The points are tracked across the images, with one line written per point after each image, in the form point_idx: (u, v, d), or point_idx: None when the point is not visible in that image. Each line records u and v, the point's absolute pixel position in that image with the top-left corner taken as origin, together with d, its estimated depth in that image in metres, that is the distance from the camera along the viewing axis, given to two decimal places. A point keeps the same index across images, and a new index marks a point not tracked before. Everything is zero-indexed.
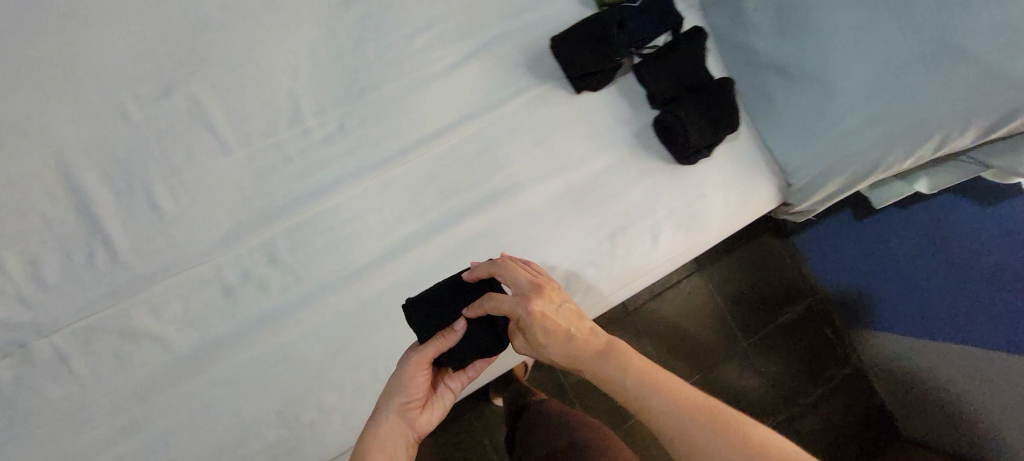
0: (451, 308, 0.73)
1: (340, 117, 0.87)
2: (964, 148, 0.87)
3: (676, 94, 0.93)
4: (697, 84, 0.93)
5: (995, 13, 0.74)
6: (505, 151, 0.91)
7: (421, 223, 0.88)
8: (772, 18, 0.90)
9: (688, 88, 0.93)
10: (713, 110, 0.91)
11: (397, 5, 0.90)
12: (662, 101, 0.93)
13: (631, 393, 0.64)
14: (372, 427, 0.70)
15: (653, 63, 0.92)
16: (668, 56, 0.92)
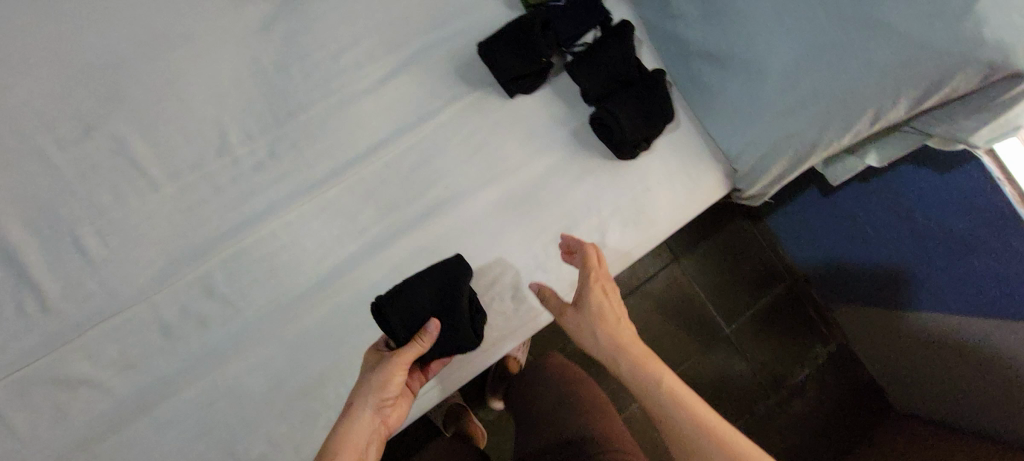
0: (425, 305, 0.78)
1: (270, 142, 0.86)
2: (901, 120, 0.86)
3: (610, 88, 0.91)
4: (631, 76, 0.91)
5: None
6: (441, 162, 0.90)
7: (360, 243, 0.86)
8: (697, 6, 0.89)
9: (622, 81, 0.91)
10: (649, 104, 0.90)
11: (320, 24, 0.89)
12: (596, 96, 0.92)
13: (653, 386, 0.71)
14: (347, 427, 0.70)
15: (585, 60, 0.91)
16: (600, 53, 0.91)
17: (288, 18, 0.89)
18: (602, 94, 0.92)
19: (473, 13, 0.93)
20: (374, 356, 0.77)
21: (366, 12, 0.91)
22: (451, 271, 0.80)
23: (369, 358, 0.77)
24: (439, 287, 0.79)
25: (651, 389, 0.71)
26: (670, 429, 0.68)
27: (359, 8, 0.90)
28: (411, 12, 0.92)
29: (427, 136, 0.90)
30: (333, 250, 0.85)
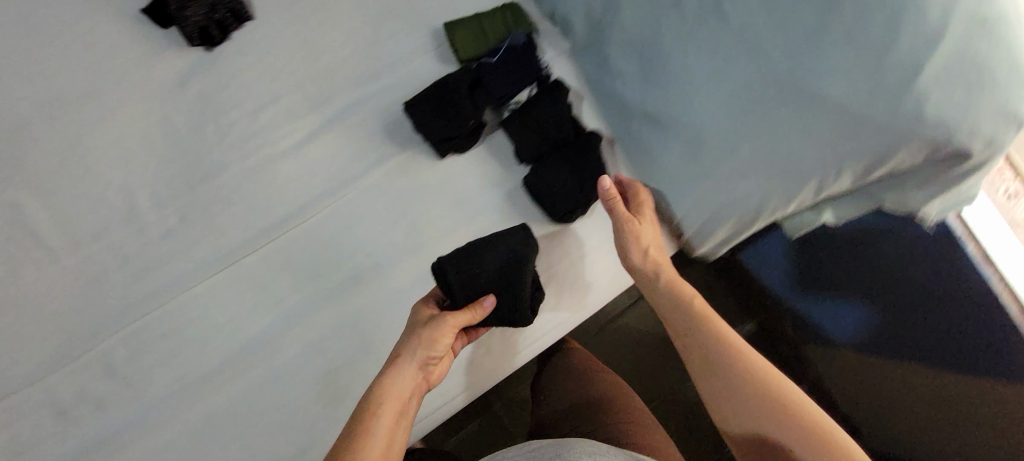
0: (486, 258, 0.75)
1: (181, 208, 0.81)
2: (848, 189, 0.81)
3: (543, 151, 0.86)
4: (565, 138, 0.87)
5: (846, 53, 0.68)
6: (365, 229, 0.85)
7: (274, 316, 0.81)
8: (634, 65, 0.84)
9: (556, 143, 0.87)
10: (584, 169, 0.85)
11: (237, 80, 0.84)
12: (529, 158, 0.86)
13: (704, 325, 0.72)
14: (387, 388, 0.67)
15: (518, 121, 0.86)
16: (534, 114, 0.86)
17: (203, 74, 0.83)
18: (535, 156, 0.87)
19: (402, 67, 0.88)
20: (426, 313, 0.73)
21: (287, 67, 0.86)
22: (516, 239, 0.77)
23: (422, 309, 0.74)
24: (507, 260, 0.75)
25: (703, 329, 0.72)
26: (711, 370, 0.70)
27: (280, 63, 0.85)
28: (337, 67, 0.87)
29: (351, 201, 0.85)
30: (243, 324, 0.80)
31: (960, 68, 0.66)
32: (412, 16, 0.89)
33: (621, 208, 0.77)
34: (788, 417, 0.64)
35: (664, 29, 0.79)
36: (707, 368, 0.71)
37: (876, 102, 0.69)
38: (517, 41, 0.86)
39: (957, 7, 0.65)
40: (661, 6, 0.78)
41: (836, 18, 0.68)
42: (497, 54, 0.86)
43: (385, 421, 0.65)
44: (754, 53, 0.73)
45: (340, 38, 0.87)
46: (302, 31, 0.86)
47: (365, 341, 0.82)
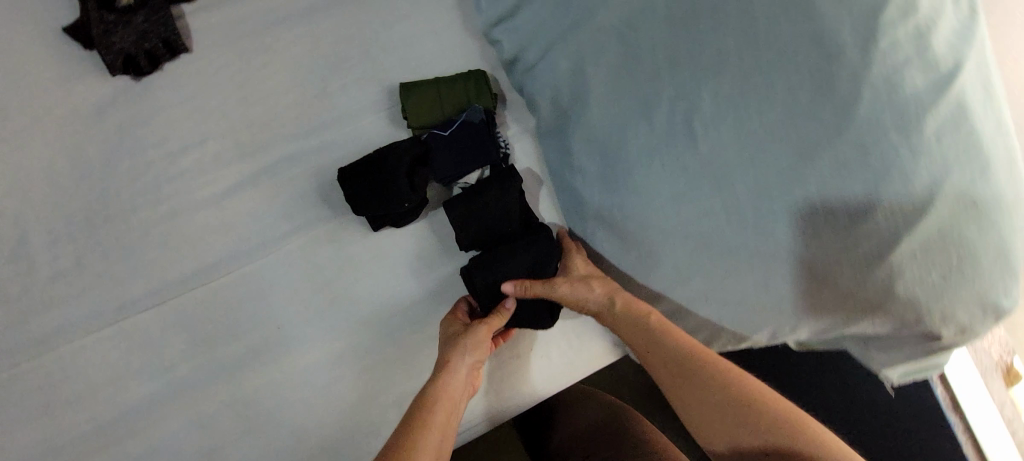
0: (528, 254, 0.76)
1: (76, 251, 0.73)
2: (809, 340, 0.72)
3: (487, 242, 0.78)
4: (514, 232, 0.79)
5: (817, 211, 0.61)
6: (279, 298, 0.77)
7: (162, 382, 0.73)
8: (596, 166, 0.73)
9: (503, 235, 0.78)
10: (530, 269, 0.76)
11: (161, 116, 0.76)
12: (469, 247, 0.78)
13: (669, 343, 0.71)
14: (442, 387, 0.68)
15: (461, 204, 0.75)
16: (481, 198, 0.76)
17: (123, 105, 0.75)
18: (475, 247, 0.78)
19: (347, 125, 0.80)
20: (456, 321, 0.75)
21: (219, 108, 0.77)
22: (551, 250, 0.77)
23: (456, 318, 0.75)
24: (530, 268, 0.76)
25: (672, 345, 0.71)
26: (687, 383, 0.69)
27: (212, 103, 0.77)
28: (275, 114, 0.79)
29: (265, 266, 0.77)
30: (125, 389, 0.72)
31: (939, 248, 0.59)
32: (368, 70, 0.81)
33: (543, 287, 0.74)
34: (777, 422, 0.62)
35: (631, 136, 0.69)
36: (689, 375, 0.69)
37: (842, 267, 0.62)
38: (473, 117, 0.78)
39: (946, 183, 0.57)
40: (631, 111, 0.69)
41: (812, 171, 0.61)
42: (451, 127, 0.78)
43: (441, 418, 0.65)
44: (721, 188, 0.65)
45: (283, 83, 0.79)
46: (241, 71, 0.78)
47: (258, 423, 0.75)
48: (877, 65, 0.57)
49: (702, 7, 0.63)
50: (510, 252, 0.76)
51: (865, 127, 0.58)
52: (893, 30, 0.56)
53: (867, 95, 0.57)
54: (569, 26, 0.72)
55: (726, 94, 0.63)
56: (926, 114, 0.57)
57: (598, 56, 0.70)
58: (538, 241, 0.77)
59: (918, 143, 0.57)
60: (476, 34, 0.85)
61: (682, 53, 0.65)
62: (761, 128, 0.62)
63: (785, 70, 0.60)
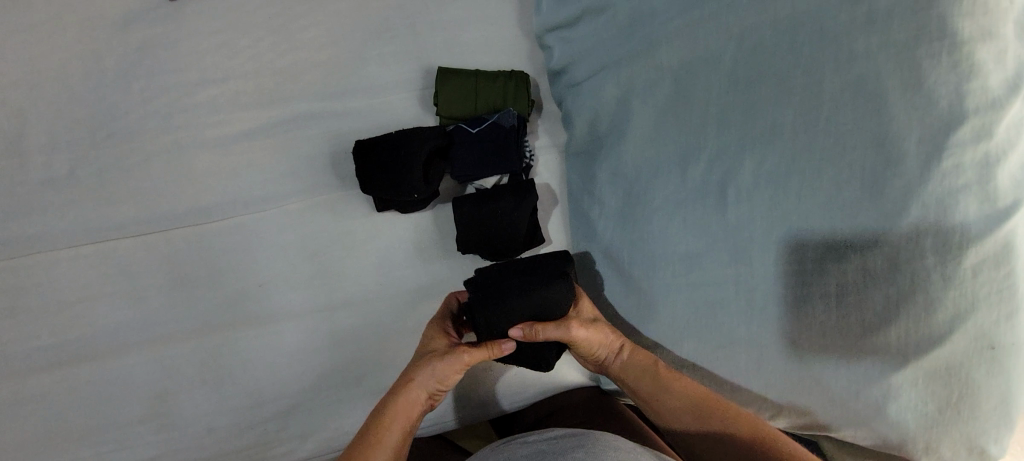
0: (536, 293, 0.67)
1: (72, 160, 0.71)
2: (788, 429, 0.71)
3: (501, 268, 0.70)
4: (535, 266, 0.70)
5: (829, 312, 0.59)
6: (266, 255, 0.74)
7: (130, 313, 0.71)
8: (618, 202, 0.72)
9: (521, 265, 0.71)
10: (541, 308, 0.67)
11: (189, 43, 0.73)
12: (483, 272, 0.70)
13: (674, 392, 0.68)
14: (397, 405, 0.64)
15: (466, 206, 0.72)
16: (488, 204, 0.72)
17: (150, 23, 0.72)
18: (489, 271, 0.70)
19: (375, 97, 0.77)
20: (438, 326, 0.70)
21: (247, 49, 0.74)
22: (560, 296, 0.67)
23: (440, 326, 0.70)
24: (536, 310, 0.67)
25: (678, 391, 0.68)
26: (692, 421, 0.67)
27: (243, 41, 0.74)
28: (303, 68, 0.75)
29: (261, 220, 0.74)
30: (92, 313, 0.70)
31: (942, 382, 0.57)
32: (408, 45, 0.78)
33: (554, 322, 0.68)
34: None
35: (660, 186, 0.67)
36: (694, 418, 0.67)
37: (838, 374, 0.60)
38: (505, 121, 0.75)
39: (967, 321, 0.55)
40: (667, 160, 0.66)
41: (836, 271, 0.58)
42: (480, 125, 0.75)
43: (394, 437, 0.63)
44: (737, 261, 0.63)
45: (319, 38, 0.76)
46: (279, 16, 0.75)
47: (218, 376, 0.72)
48: (932, 185, 0.53)
49: (767, 70, 0.58)
50: (522, 285, 0.67)
51: (902, 244, 0.55)
52: (959, 152, 0.52)
53: (913, 214, 0.54)
54: (625, 55, 0.68)
55: (769, 169, 0.60)
56: (968, 247, 0.53)
57: (646, 95, 0.67)
58: (558, 282, 0.67)
59: (951, 274, 0.54)
60: (528, 34, 0.81)
61: (734, 114, 0.61)
62: (795, 214, 0.59)
63: (836, 162, 0.56)
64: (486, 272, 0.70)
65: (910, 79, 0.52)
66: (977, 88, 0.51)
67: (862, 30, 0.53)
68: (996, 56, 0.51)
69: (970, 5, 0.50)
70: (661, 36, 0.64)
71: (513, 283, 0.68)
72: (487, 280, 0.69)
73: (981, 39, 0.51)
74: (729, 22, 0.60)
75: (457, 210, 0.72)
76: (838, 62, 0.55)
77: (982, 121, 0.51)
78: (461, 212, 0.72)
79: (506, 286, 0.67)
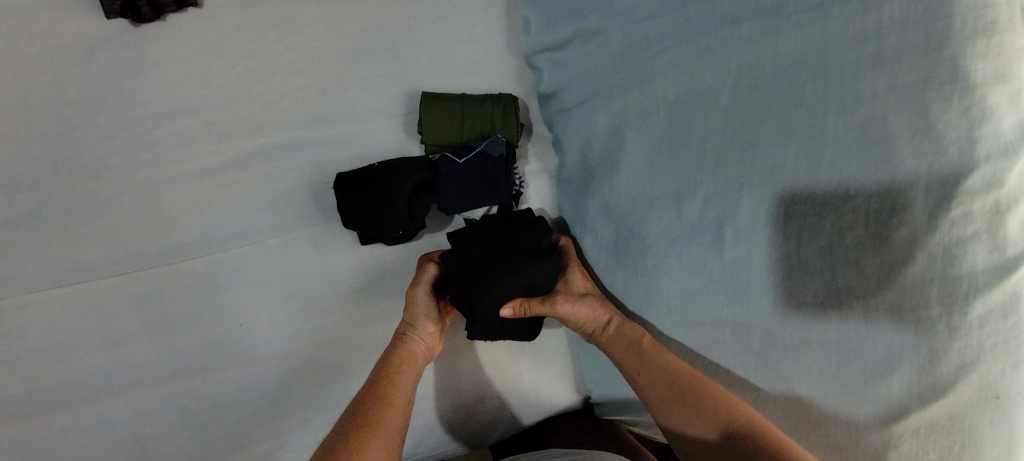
0: (524, 270, 0.62)
1: (36, 199, 0.67)
2: None
3: (481, 241, 0.64)
4: (518, 237, 0.64)
5: (829, 358, 0.56)
6: (244, 293, 0.71)
7: (103, 357, 0.68)
8: (610, 234, 0.66)
9: (504, 236, 0.64)
10: (529, 284, 0.63)
11: (157, 72, 0.69)
12: (460, 241, 0.64)
13: (658, 367, 0.60)
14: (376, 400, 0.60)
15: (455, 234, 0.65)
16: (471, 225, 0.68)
17: (115, 51, 0.69)
18: (467, 240, 0.64)
19: (356, 124, 0.73)
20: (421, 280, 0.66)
21: (220, 76, 0.71)
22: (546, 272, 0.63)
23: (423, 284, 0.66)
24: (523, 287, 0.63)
25: (657, 369, 0.60)
26: (674, 406, 0.58)
27: (215, 69, 0.70)
28: (279, 95, 0.72)
29: (239, 256, 0.71)
30: (66, 358, 0.67)
31: (945, 432, 0.55)
32: (390, 68, 0.74)
33: (537, 305, 0.64)
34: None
35: (655, 220, 0.62)
36: (674, 399, 0.58)
37: (839, 421, 0.57)
38: (495, 150, 0.72)
39: (972, 372, 0.53)
40: (662, 194, 0.61)
41: (837, 317, 0.56)
42: (468, 154, 0.72)
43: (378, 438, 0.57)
44: (736, 303, 0.59)
45: (295, 63, 0.72)
46: (252, 40, 0.71)
47: (196, 419, 0.70)
48: (941, 232, 0.51)
49: (767, 108, 0.56)
50: (510, 265, 0.62)
51: (906, 292, 0.53)
52: (969, 199, 0.50)
53: (918, 262, 0.52)
54: (619, 82, 0.63)
55: (768, 210, 0.56)
56: (975, 297, 0.52)
57: (641, 125, 0.62)
58: (546, 259, 0.63)
59: (957, 324, 0.52)
60: (517, 54, 0.78)
61: (734, 151, 0.57)
62: (796, 257, 0.56)
63: (838, 207, 0.54)
64: (463, 242, 0.64)
65: (918, 123, 0.51)
66: (988, 133, 0.50)
67: (869, 71, 0.51)
68: (1008, 99, 0.50)
69: (983, 48, 0.49)
70: (656, 66, 0.60)
71: (499, 261, 0.63)
72: (467, 252, 0.64)
73: (993, 82, 0.49)
74: (729, 56, 0.56)
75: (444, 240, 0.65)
76: (842, 104, 0.52)
77: (993, 167, 0.50)
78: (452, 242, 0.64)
79: (490, 263, 0.62)
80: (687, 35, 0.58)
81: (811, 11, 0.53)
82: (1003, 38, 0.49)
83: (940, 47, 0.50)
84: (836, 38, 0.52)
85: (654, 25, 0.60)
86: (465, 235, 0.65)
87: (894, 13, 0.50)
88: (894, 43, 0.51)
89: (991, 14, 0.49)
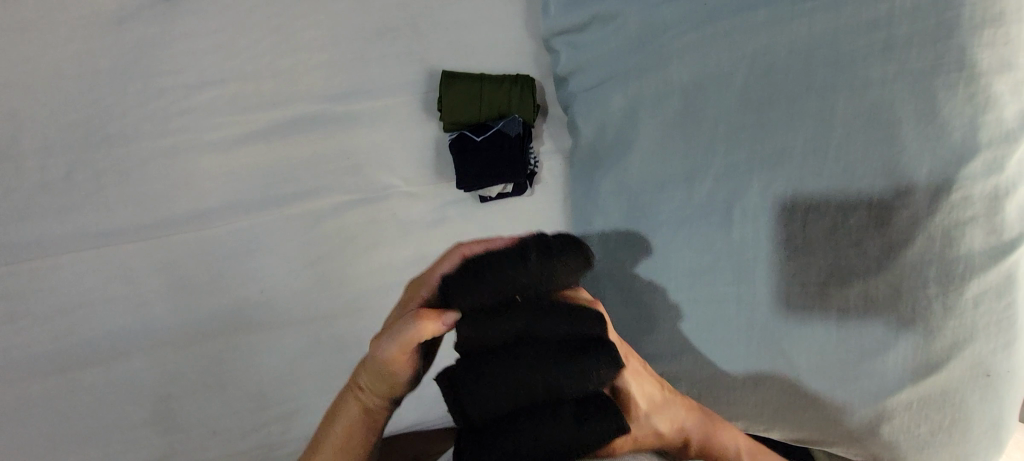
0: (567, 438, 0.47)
1: (68, 163, 0.70)
2: (789, 446, 0.69)
3: (499, 378, 0.46)
4: (561, 378, 0.47)
5: (830, 335, 0.59)
6: (266, 261, 0.73)
7: (130, 318, 0.71)
8: (622, 212, 0.68)
9: (539, 372, 0.47)
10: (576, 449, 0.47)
11: (184, 43, 0.72)
12: (473, 350, 0.47)
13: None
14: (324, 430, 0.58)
15: (470, 327, 0.46)
16: (510, 271, 0.46)
17: (146, 22, 0.71)
18: (484, 354, 0.47)
19: (378, 100, 0.75)
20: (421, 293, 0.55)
21: (247, 49, 0.73)
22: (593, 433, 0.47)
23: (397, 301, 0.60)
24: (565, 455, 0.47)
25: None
26: None
27: (241, 42, 0.73)
28: (304, 69, 0.74)
29: (261, 225, 0.73)
30: (95, 318, 0.70)
31: (936, 407, 0.58)
32: (411, 47, 0.76)
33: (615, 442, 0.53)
34: None
35: (666, 200, 0.64)
36: None
37: (837, 396, 0.59)
38: (511, 131, 0.75)
39: (964, 350, 0.56)
40: (673, 175, 0.64)
41: (838, 296, 0.58)
42: (485, 134, 0.75)
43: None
44: (741, 281, 0.61)
45: (318, 39, 0.74)
46: (278, 14, 0.73)
47: (217, 379, 0.73)
48: (941, 214, 0.53)
49: (779, 93, 0.57)
50: (541, 430, 0.46)
51: (905, 272, 0.55)
52: (969, 185, 0.52)
53: (918, 242, 0.54)
54: (635, 65, 0.65)
55: (776, 191, 0.58)
56: (970, 278, 0.54)
57: (656, 107, 0.64)
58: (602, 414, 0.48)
59: (952, 304, 0.55)
60: (534, 36, 0.79)
61: (745, 133, 0.59)
62: (801, 236, 0.58)
63: (844, 188, 0.56)
64: (471, 368, 0.47)
65: (923, 110, 0.53)
66: (990, 121, 0.52)
67: (879, 58, 0.53)
68: (1013, 89, 0.52)
69: (989, 38, 0.51)
70: (673, 50, 0.62)
71: (535, 422, 0.46)
72: (473, 397, 0.47)
73: (999, 71, 0.51)
74: (744, 41, 0.58)
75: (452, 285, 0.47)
76: (852, 89, 0.54)
77: (993, 154, 0.52)
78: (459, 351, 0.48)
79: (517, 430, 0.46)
80: (704, 19, 0.60)
81: None
82: (1010, 29, 0.51)
83: (948, 36, 0.52)
84: (848, 26, 0.54)
85: (672, 9, 0.62)
86: (474, 348, 0.47)
87: (904, 2, 0.52)
88: (903, 32, 0.53)
89: (998, 6, 0.51)
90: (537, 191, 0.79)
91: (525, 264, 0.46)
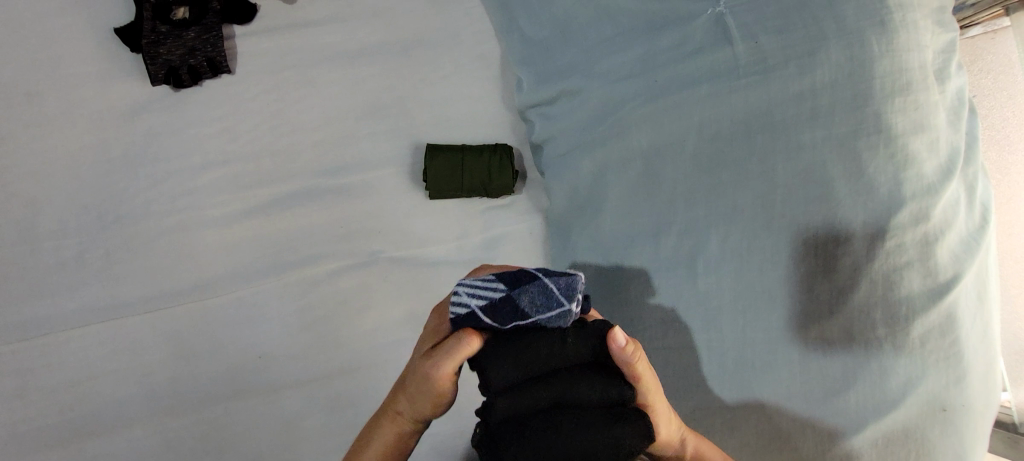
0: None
1: (78, 243, 0.75)
2: None
3: (533, 447, 0.44)
4: (594, 443, 0.45)
5: (794, 376, 0.62)
6: (265, 325, 0.78)
7: (133, 388, 0.74)
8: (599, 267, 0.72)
9: (574, 435, 0.45)
10: None
11: (189, 130, 0.79)
12: (512, 416, 0.46)
13: None
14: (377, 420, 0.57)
15: (509, 397, 0.46)
16: (546, 348, 0.47)
17: (156, 113, 0.79)
18: (518, 416, 0.46)
19: (368, 172, 0.82)
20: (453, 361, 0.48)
21: (247, 132, 0.80)
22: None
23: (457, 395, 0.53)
24: None
25: None
26: None
27: (242, 127, 0.80)
28: (300, 148, 0.81)
29: (259, 292, 0.78)
30: (99, 389, 0.74)
31: (901, 443, 0.61)
32: (397, 123, 0.83)
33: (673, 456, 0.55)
34: None
35: (637, 254, 0.68)
36: None
37: (811, 436, 0.62)
38: (558, 298, 0.46)
39: (918, 387, 0.60)
40: (642, 230, 0.68)
41: (798, 338, 0.62)
42: (519, 321, 0.47)
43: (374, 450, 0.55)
44: (710, 328, 0.64)
45: (313, 120, 0.81)
46: (277, 100, 0.81)
47: (215, 445, 0.74)
48: (880, 261, 0.59)
49: (727, 156, 0.64)
50: None
51: (856, 314, 0.60)
52: (901, 233, 0.59)
53: (864, 286, 0.60)
54: (599, 134, 0.71)
55: (733, 244, 0.64)
56: (914, 319, 0.60)
57: (620, 171, 0.69)
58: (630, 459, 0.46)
59: (901, 343, 0.60)
60: (510, 110, 0.87)
61: (700, 192, 0.65)
62: (758, 284, 0.63)
63: (792, 238, 0.61)
64: (509, 435, 0.45)
65: (853, 169, 0.60)
66: (912, 176, 0.59)
67: (808, 125, 0.61)
68: (928, 147, 0.60)
69: (902, 105, 0.60)
70: (631, 120, 0.68)
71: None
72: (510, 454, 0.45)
73: (913, 133, 0.60)
74: (692, 112, 0.65)
75: (489, 366, 0.47)
76: (790, 152, 0.61)
77: (920, 205, 0.59)
78: (498, 415, 0.47)
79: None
80: (657, 93, 0.67)
81: (757, 74, 0.62)
82: (918, 98, 0.60)
83: (865, 105, 0.59)
84: (780, 98, 0.61)
85: (627, 85, 0.69)
86: (513, 411, 0.46)
87: (825, 76, 0.60)
88: (826, 102, 0.60)
89: (905, 77, 0.60)
90: (521, 250, 0.84)
91: (561, 339, 0.47)
